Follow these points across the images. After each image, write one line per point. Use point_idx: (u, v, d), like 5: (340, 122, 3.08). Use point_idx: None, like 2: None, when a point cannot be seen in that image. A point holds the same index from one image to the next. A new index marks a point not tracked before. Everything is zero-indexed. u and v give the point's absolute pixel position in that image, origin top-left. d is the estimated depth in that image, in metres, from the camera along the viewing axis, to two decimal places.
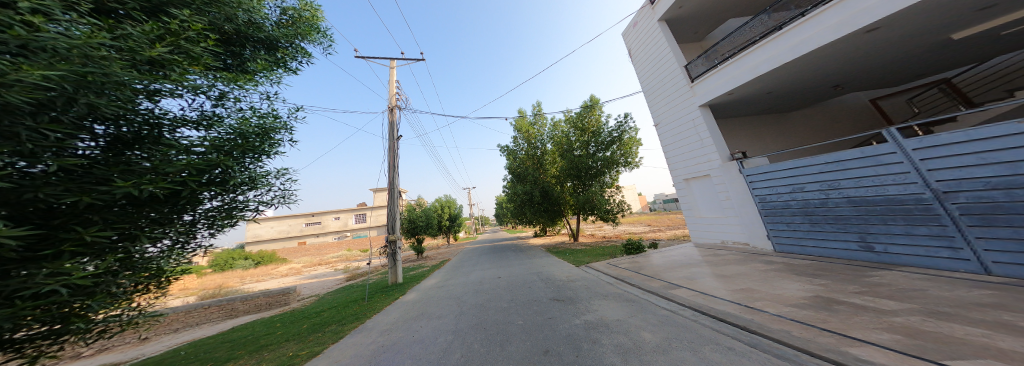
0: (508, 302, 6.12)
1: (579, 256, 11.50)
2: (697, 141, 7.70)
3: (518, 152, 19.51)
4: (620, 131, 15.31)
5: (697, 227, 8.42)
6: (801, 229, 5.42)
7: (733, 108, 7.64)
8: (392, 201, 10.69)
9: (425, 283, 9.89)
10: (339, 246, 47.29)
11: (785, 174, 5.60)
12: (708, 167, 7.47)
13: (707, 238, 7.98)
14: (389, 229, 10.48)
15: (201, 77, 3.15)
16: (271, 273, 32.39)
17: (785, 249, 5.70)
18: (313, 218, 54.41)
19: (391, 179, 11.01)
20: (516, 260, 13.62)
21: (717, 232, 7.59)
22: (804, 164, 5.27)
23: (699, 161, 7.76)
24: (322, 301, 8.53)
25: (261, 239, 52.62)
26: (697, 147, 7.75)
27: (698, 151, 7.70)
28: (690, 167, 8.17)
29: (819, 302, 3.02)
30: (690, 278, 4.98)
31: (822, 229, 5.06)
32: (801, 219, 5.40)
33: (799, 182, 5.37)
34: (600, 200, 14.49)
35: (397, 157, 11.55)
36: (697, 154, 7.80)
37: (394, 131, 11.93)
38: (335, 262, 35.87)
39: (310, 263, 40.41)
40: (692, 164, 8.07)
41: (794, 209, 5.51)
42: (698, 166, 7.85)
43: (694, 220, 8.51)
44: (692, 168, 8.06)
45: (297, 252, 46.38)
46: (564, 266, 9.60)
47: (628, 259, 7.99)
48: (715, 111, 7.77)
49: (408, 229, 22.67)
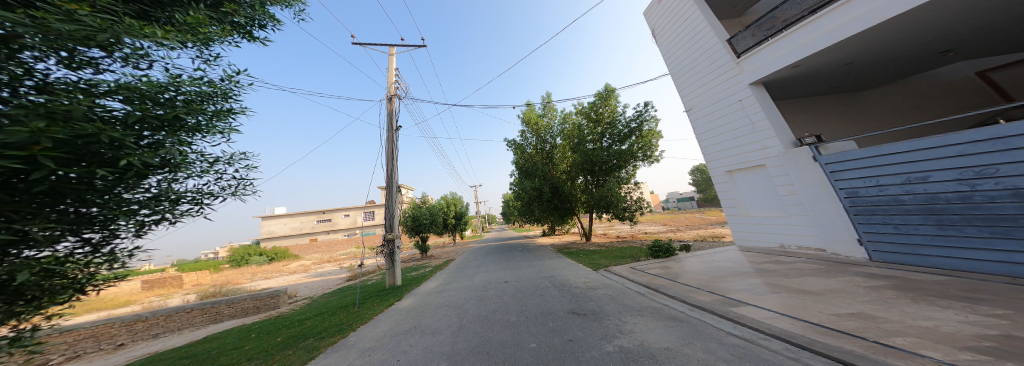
0: (517, 315, 5.11)
1: (593, 258, 10.38)
2: (746, 127, 6.51)
3: (526, 147, 18.47)
4: (639, 121, 14.03)
5: (742, 228, 7.27)
6: (923, 233, 4.13)
7: (795, 84, 6.33)
8: (391, 197, 9.86)
9: (425, 286, 9.05)
10: (348, 244, 47.61)
11: (896, 161, 4.30)
12: (762, 157, 6.27)
13: (759, 240, 6.80)
14: (387, 227, 9.66)
15: (80, 17, 2.11)
16: (281, 270, 32.74)
17: (891, 258, 4.44)
18: (323, 215, 55.16)
19: (390, 173, 10.19)
20: (525, 261, 12.52)
21: (773, 233, 6.44)
22: (928, 146, 3.94)
23: (748, 151, 6.58)
24: (312, 306, 7.80)
25: (274, 236, 53.80)
26: (745, 134, 6.56)
27: (747, 138, 6.52)
28: (735, 158, 6.99)
29: (1021, 347, 1.81)
30: (750, 290, 3.83)
31: (958, 233, 3.79)
32: (923, 220, 4.11)
33: (918, 171, 4.08)
34: (616, 196, 13.27)
35: (396, 150, 10.75)
36: (745, 143, 6.61)
37: (393, 122, 11.15)
38: (342, 260, 35.96)
39: (319, 260, 40.76)
40: (738, 154, 6.89)
41: (910, 206, 4.21)
42: (746, 156, 6.68)
43: (739, 219, 7.35)
44: (738, 159, 6.88)
45: (307, 249, 47.00)
46: (579, 271, 8.51)
47: (655, 264, 6.83)
48: (770, 89, 6.49)
49: (413, 227, 22.05)
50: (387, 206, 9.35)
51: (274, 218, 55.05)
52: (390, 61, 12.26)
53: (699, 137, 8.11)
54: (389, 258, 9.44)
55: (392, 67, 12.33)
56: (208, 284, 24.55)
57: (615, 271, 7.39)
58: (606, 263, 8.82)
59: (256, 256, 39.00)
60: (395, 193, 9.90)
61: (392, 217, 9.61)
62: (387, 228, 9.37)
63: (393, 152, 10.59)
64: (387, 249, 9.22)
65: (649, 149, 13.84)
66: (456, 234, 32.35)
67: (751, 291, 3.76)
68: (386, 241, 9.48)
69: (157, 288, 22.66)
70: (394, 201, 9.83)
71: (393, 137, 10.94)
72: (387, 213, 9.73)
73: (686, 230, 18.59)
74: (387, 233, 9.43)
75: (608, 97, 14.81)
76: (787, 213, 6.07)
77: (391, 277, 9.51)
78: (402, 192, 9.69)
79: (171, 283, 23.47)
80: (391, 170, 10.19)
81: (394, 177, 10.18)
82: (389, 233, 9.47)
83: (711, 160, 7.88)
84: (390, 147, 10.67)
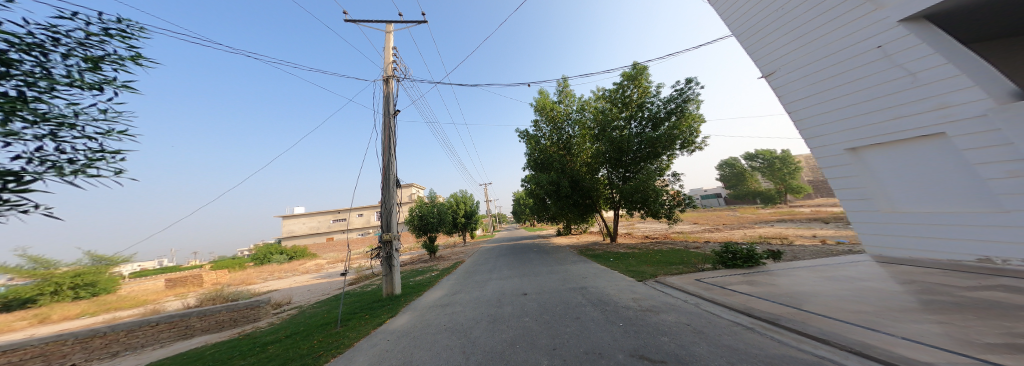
0: (548, 355, 3.46)
1: (628, 264, 8.59)
2: (900, 78, 4.09)
3: (540, 138, 16.80)
4: (677, 102, 11.91)
5: (871, 232, 4.71)
6: None
7: (989, 12, 4.05)
8: (387, 191, 8.47)
9: (427, 298, 7.62)
10: (362, 243, 47.77)
11: None
12: (939, 119, 3.72)
13: (936, 255, 4.02)
14: (383, 226, 8.28)
15: None
16: (296, 269, 32.87)
17: None
18: (339, 215, 55.90)
19: (386, 164, 8.82)
20: (542, 266, 10.80)
21: (953, 240, 3.87)
22: None
23: (900, 116, 4.13)
24: (294, 320, 6.46)
25: (293, 236, 55.06)
26: (896, 90, 4.14)
27: (901, 97, 4.10)
28: (866, 129, 4.54)
29: None
30: (1014, 345, 2.00)
31: None
32: None
33: None
34: (650, 191, 11.31)
35: (394, 138, 9.38)
36: (894, 104, 4.18)
37: (391, 107, 9.80)
38: (355, 260, 35.69)
39: (334, 259, 40.93)
40: (874, 123, 4.44)
41: None
42: (895, 125, 4.24)
43: (878, 221, 4.61)
44: (873, 131, 4.44)
45: (322, 247, 47.64)
46: (616, 282, 6.73)
47: (731, 277, 4.98)
48: (946, 21, 4.16)
49: (421, 226, 20.83)
50: (381, 202, 7.97)
51: (292, 218, 56.07)
52: (387, 40, 10.96)
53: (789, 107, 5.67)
54: (385, 263, 8.02)
55: (389, 46, 11.07)
56: (226, 283, 24.39)
57: (671, 285, 5.55)
58: (650, 272, 7.01)
59: (276, 255, 39.41)
60: (393, 188, 8.50)
61: (389, 215, 8.23)
62: (382, 227, 8.00)
63: (391, 140, 9.26)
64: (381, 255, 7.75)
65: (689, 135, 11.74)
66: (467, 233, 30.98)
67: (1023, 345, 1.95)
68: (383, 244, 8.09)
69: (178, 287, 22.51)
70: (391, 196, 8.48)
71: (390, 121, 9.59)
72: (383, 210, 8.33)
73: (726, 230, 16.18)
74: (384, 233, 8.04)
75: (638, 76, 12.76)
76: (979, 208, 3.57)
77: (389, 285, 8.13)
78: (402, 186, 8.32)
79: (190, 282, 23.26)
80: (388, 161, 8.81)
81: (392, 169, 8.82)
82: (387, 234, 8.06)
83: (813, 137, 5.41)
84: (388, 134, 9.30)
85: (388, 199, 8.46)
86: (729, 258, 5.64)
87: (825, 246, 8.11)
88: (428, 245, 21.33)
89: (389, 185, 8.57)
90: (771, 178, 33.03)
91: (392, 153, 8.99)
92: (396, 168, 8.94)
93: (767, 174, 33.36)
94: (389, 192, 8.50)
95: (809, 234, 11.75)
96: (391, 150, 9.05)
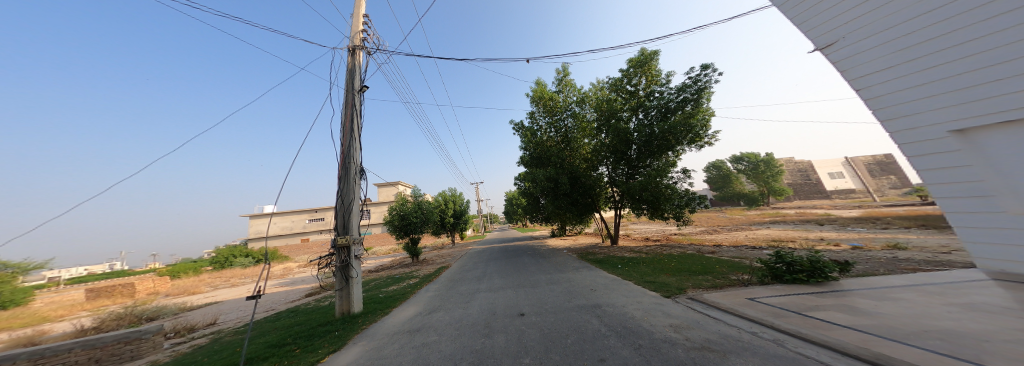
0: None
1: (642, 274, 7.28)
2: None
3: (537, 131, 15.66)
4: (689, 92, 10.92)
5: (989, 253, 2.85)
6: None
7: None
8: (345, 184, 6.59)
9: (396, 319, 5.92)
10: None
11: None
12: None
13: None
14: (339, 228, 6.44)
15: None
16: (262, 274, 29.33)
17: None
18: (316, 214, 51.51)
19: (346, 149, 6.94)
20: (537, 275, 9.23)
21: None
22: None
23: None
24: (188, 360, 4.48)
25: (262, 237, 49.86)
26: None
27: None
28: (982, 102, 2.70)
29: None
30: None
31: None
32: None
33: None
34: (659, 188, 10.32)
35: (359, 118, 7.53)
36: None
37: (355, 82, 7.85)
38: None
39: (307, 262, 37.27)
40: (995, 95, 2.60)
41: None
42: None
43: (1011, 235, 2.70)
44: (992, 105, 2.60)
45: (296, 249, 43.73)
46: (637, 300, 5.32)
47: (803, 298, 3.70)
48: None
49: (402, 227, 18.74)
50: (335, 197, 6.11)
51: (260, 217, 51.08)
52: (357, 6, 9.14)
53: (848, 75, 3.69)
54: (339, 275, 6.17)
55: (359, 13, 9.18)
56: (166, 292, 20.78)
57: (717, 306, 4.19)
58: (675, 285, 5.70)
59: (240, 257, 35.34)
60: (353, 180, 6.65)
61: (346, 214, 6.36)
62: (334, 228, 6.13)
63: (355, 121, 7.40)
64: (328, 267, 5.82)
65: (701, 129, 10.76)
66: (454, 235, 29.06)
67: None
68: (336, 249, 6.22)
69: (101, 297, 18.78)
70: (350, 190, 6.62)
71: (353, 97, 7.68)
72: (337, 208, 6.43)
73: (727, 232, 15.56)
74: (337, 237, 6.17)
75: (646, 63, 11.77)
76: None
77: (344, 303, 6.26)
78: (365, 176, 6.45)
79: (119, 292, 19.64)
80: (350, 147, 6.93)
81: (353, 156, 6.95)
82: (343, 237, 6.19)
83: (890, 119, 3.42)
84: (349, 114, 7.39)
85: (347, 194, 6.59)
86: (784, 270, 4.40)
87: (859, 253, 7.19)
88: (410, 247, 19.42)
89: (348, 176, 6.70)
90: (756, 180, 33.74)
91: (354, 136, 7.12)
92: (361, 155, 7.09)
93: (752, 177, 33.96)
94: (347, 186, 6.61)
95: (821, 238, 11.06)
96: (354, 132, 7.19)
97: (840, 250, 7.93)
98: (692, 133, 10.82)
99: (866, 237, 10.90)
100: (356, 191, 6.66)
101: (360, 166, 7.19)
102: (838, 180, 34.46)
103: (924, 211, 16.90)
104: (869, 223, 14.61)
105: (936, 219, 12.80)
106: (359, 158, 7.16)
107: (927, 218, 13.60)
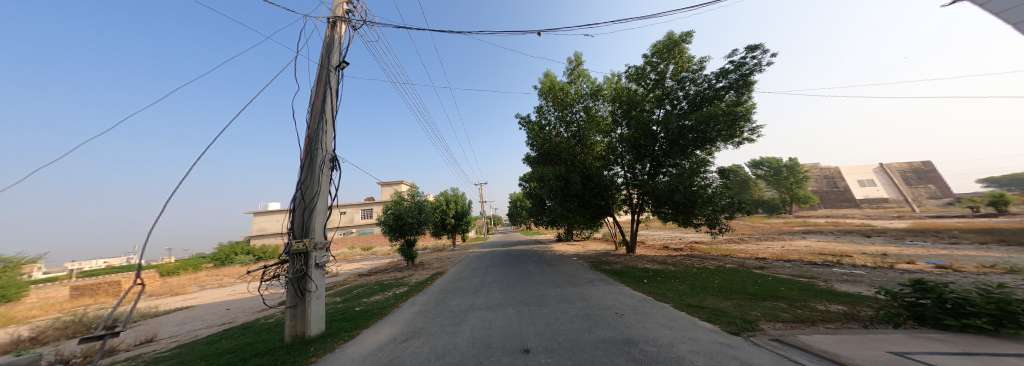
0: None
1: (677, 293, 5.77)
2: None
3: (547, 126, 14.52)
4: (730, 80, 9.40)
5: None
6: None
7: None
8: (309, 175, 5.25)
9: (357, 349, 4.48)
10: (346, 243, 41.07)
11: None
12: None
13: None
14: (297, 231, 5.07)
15: None
16: None
17: None
18: None
19: (314, 133, 5.59)
20: (544, 289, 7.81)
21: None
22: None
23: None
24: None
25: (265, 234, 49.28)
26: None
27: None
28: None
29: None
30: None
31: None
32: None
33: None
34: (694, 189, 8.83)
35: (335, 101, 6.20)
36: None
37: (333, 58, 6.45)
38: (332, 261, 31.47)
39: None
40: None
41: None
42: None
43: None
44: None
45: None
46: (689, 337, 3.75)
47: (1014, 363, 2.12)
48: None
49: (398, 227, 17.46)
50: (292, 190, 4.79)
51: (263, 213, 50.65)
52: None
53: None
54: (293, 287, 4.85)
55: None
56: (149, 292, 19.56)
57: (838, 361, 2.58)
58: (736, 315, 4.16)
59: (240, 254, 34.59)
60: (320, 171, 5.34)
61: (309, 211, 5.04)
62: (288, 229, 4.76)
63: (330, 101, 6.05)
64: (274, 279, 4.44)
65: (744, 123, 9.19)
66: (455, 237, 27.76)
67: None
68: (289, 255, 4.85)
69: (85, 296, 17.66)
70: (315, 183, 5.27)
71: (324, 73, 6.22)
72: (295, 204, 5.06)
73: (756, 241, 13.90)
74: (291, 240, 4.81)
75: (674, 47, 11.08)
76: None
77: (297, 323, 4.94)
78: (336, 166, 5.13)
79: (104, 291, 18.61)
80: (318, 130, 5.58)
81: (323, 142, 5.60)
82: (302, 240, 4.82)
83: None
84: (321, 92, 6.01)
85: (311, 187, 5.26)
86: (946, 312, 2.78)
87: (967, 278, 5.52)
88: (405, 250, 18.13)
89: (314, 167, 5.36)
90: (777, 187, 31.65)
91: (325, 119, 5.75)
92: (334, 141, 5.77)
93: (773, 182, 31.75)
94: (311, 179, 5.28)
95: (884, 255, 9.28)
96: (324, 115, 5.81)
97: (930, 272, 6.28)
98: (733, 127, 9.27)
99: (940, 253, 9.12)
100: (323, 184, 5.35)
101: (332, 155, 5.84)
102: (867, 188, 32.10)
103: (986, 224, 14.85)
104: (926, 236, 12.73)
105: (1015, 234, 10.91)
106: (330, 146, 5.81)
107: (1000, 233, 11.67)
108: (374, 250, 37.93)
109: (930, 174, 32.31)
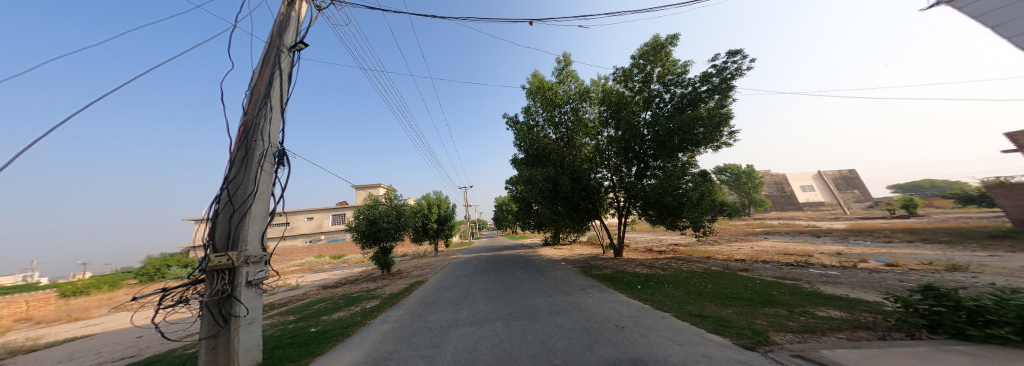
0: None
1: (675, 301, 5.51)
2: None
3: (535, 126, 14.19)
4: (712, 85, 9.82)
5: None
6: None
7: None
8: (242, 173, 4.24)
9: None
10: (311, 251, 37.20)
11: None
12: None
13: None
14: (217, 244, 3.99)
15: None
16: None
17: None
18: None
19: (251, 123, 4.46)
20: (534, 298, 7.50)
21: None
22: None
23: None
24: None
25: None
26: None
27: None
28: None
29: None
30: None
31: None
32: None
33: None
34: (683, 192, 8.97)
35: (285, 88, 5.11)
36: None
37: (287, 35, 5.27)
38: (294, 271, 28.18)
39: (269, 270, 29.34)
40: None
41: None
42: None
43: None
44: None
45: None
46: (701, 354, 3.40)
47: None
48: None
49: (371, 233, 15.82)
50: (218, 192, 3.80)
51: None
52: None
53: None
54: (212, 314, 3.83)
55: None
56: (39, 320, 15.51)
57: None
58: (740, 324, 3.93)
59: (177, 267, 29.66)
60: (259, 169, 4.40)
61: (243, 218, 4.13)
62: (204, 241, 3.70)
63: (279, 87, 4.97)
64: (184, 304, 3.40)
65: (725, 127, 9.61)
66: (435, 242, 26.19)
67: None
68: (205, 273, 3.82)
69: None
70: (250, 182, 4.31)
71: (272, 51, 5.02)
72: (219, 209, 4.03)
73: (728, 243, 14.72)
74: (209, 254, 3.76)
75: (660, 50, 11.39)
76: None
77: (215, 360, 3.88)
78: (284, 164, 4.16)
79: None
80: (259, 120, 4.49)
81: (264, 133, 4.57)
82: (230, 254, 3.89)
83: None
84: (267, 74, 4.86)
85: (244, 187, 4.28)
86: (964, 322, 2.66)
87: (923, 275, 5.95)
88: (379, 258, 16.60)
89: (250, 164, 4.35)
90: (737, 191, 34.52)
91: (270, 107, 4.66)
92: (280, 134, 4.79)
93: (735, 187, 34.65)
94: (247, 178, 4.29)
95: (840, 254, 10.12)
96: (269, 102, 4.69)
97: (889, 269, 6.76)
98: (716, 131, 9.62)
99: (884, 251, 10.14)
100: (262, 184, 4.44)
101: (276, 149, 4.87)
102: (809, 193, 36.29)
103: (906, 224, 17.19)
104: (865, 235, 14.34)
105: (934, 233, 12.58)
106: (274, 139, 4.82)
107: (922, 232, 13.44)
108: (343, 257, 34.83)
109: (856, 181, 37.47)
